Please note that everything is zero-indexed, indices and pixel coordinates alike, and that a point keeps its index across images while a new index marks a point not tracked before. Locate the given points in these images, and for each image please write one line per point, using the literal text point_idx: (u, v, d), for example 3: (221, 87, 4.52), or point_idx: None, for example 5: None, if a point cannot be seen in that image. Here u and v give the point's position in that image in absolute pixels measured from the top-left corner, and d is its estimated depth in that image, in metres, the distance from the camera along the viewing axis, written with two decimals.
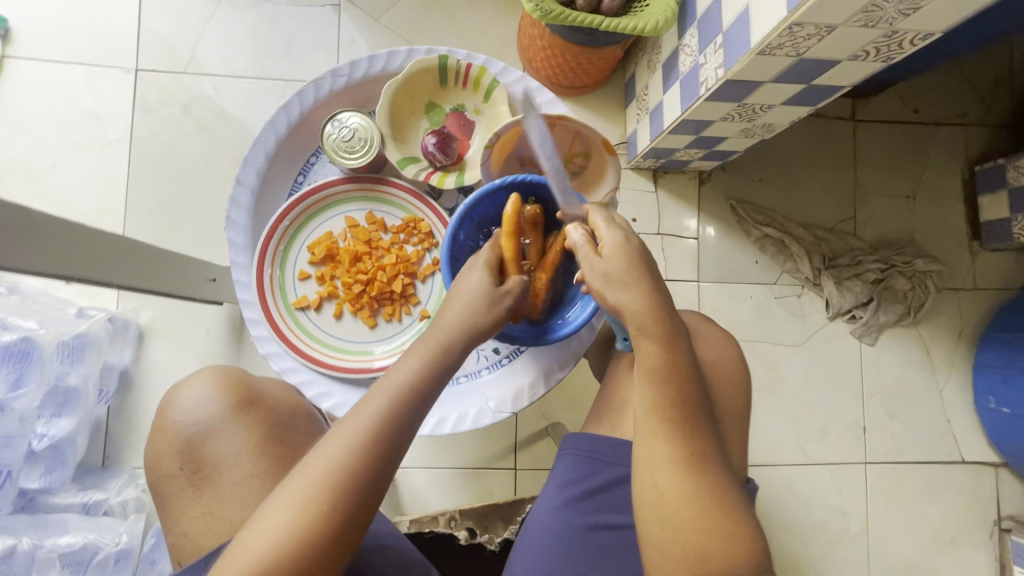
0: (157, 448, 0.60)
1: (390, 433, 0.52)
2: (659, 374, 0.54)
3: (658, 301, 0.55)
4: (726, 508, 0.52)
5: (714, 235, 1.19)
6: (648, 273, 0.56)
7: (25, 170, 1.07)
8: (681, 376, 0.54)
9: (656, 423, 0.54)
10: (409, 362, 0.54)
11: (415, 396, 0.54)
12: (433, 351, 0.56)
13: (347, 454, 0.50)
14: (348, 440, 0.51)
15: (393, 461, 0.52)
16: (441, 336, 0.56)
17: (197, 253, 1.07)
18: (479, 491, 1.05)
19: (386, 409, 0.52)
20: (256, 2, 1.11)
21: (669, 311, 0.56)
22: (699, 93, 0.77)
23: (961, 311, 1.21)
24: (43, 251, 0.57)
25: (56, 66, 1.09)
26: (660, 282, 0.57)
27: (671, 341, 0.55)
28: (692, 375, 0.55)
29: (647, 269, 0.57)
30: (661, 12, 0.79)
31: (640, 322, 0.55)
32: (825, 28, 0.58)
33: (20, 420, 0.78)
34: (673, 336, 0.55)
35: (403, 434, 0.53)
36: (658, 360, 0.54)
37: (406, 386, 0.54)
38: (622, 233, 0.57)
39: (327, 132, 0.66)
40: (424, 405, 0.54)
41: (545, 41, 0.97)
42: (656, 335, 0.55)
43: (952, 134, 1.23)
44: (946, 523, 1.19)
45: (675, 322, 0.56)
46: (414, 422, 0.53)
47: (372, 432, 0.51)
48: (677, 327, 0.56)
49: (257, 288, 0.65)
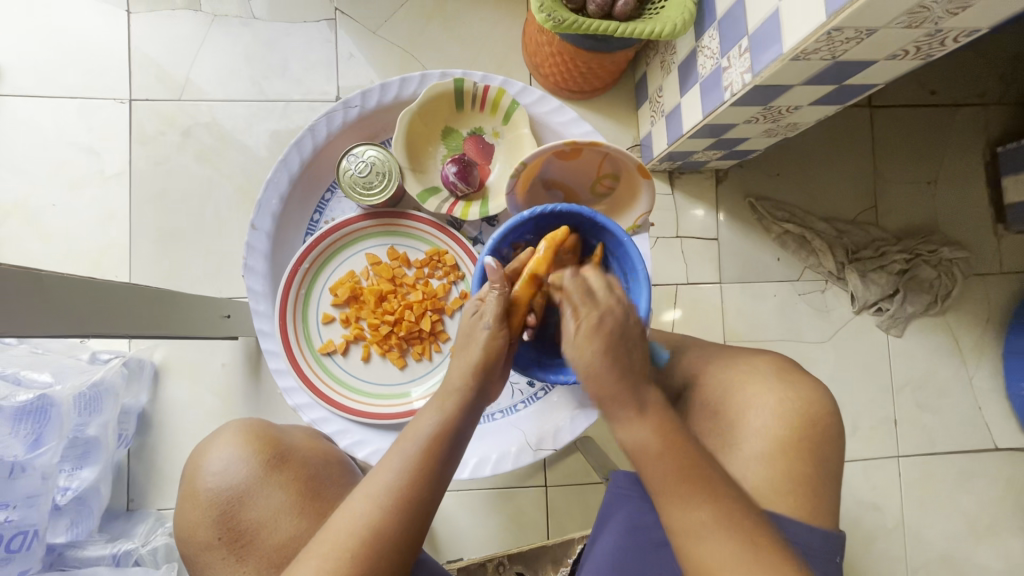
0: (188, 522, 0.57)
1: (416, 487, 0.50)
2: (639, 453, 0.53)
3: (617, 383, 0.53)
4: (774, 551, 0.50)
5: (733, 234, 1.16)
6: (624, 356, 0.54)
7: (24, 212, 1.04)
8: (670, 447, 0.52)
9: (658, 481, 0.52)
10: (431, 414, 0.53)
11: (439, 451, 0.52)
12: (456, 399, 0.54)
13: (374, 511, 0.48)
14: (373, 497, 0.49)
15: (422, 518, 0.50)
16: (461, 384, 0.54)
17: (207, 285, 1.04)
18: (510, 512, 1.03)
19: (412, 462, 0.51)
20: (249, 22, 1.07)
21: (634, 387, 0.53)
22: (722, 98, 0.74)
23: (988, 296, 1.19)
24: (60, 315, 0.54)
25: (47, 102, 1.05)
26: (631, 356, 0.55)
27: (645, 419, 0.53)
28: (684, 442, 0.52)
29: (620, 347, 0.55)
30: (678, 14, 0.74)
31: (606, 403, 0.54)
32: (865, 31, 0.55)
33: (44, 477, 0.75)
34: (642, 414, 0.53)
35: (432, 488, 0.51)
36: (637, 437, 0.52)
37: (429, 438, 0.52)
38: (598, 316, 0.55)
39: (344, 167, 0.64)
40: (450, 457, 0.53)
41: (554, 47, 0.93)
42: (624, 414, 0.53)
43: (972, 115, 1.19)
44: (982, 511, 1.17)
45: (647, 398, 0.53)
46: (441, 477, 0.51)
47: (398, 487, 0.49)
48: (644, 402, 0.53)
49: (282, 341, 0.64)
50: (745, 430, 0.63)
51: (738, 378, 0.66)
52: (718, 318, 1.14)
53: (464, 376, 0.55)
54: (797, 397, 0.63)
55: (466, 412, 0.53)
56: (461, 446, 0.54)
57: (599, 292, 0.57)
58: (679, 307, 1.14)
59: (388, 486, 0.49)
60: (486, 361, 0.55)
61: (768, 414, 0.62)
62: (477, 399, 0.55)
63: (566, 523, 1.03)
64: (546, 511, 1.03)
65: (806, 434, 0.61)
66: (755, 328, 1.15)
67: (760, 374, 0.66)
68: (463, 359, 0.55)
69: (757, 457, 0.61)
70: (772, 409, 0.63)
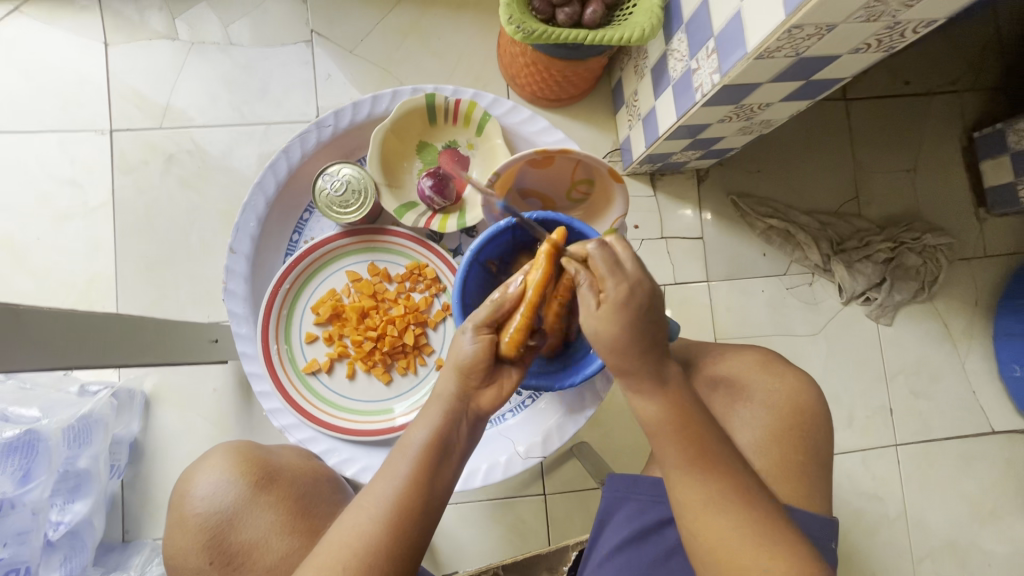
0: (178, 548, 0.56)
1: (411, 499, 0.50)
2: (653, 429, 0.52)
3: (639, 360, 0.51)
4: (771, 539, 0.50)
5: (718, 232, 1.16)
6: (648, 333, 0.51)
7: (9, 247, 1.04)
8: (685, 423, 0.51)
9: (662, 448, 0.52)
10: (420, 426, 0.52)
11: (433, 461, 0.51)
12: (442, 407, 0.53)
13: (369, 525, 0.48)
14: (372, 512, 0.49)
15: (422, 527, 0.50)
16: (450, 391, 0.54)
17: (195, 311, 1.04)
18: (510, 522, 1.02)
19: (405, 477, 0.50)
20: (227, 48, 1.08)
21: (654, 361, 0.51)
22: (694, 99, 0.75)
23: (975, 280, 1.19)
24: (43, 349, 0.54)
25: (29, 137, 1.06)
26: (653, 331, 0.51)
27: (664, 392, 0.51)
28: (697, 416, 0.52)
29: (645, 326, 0.50)
30: (646, 19, 0.76)
31: (627, 372, 0.51)
32: (825, 27, 0.56)
33: (34, 513, 0.74)
34: (661, 390, 0.51)
35: (429, 500, 0.50)
36: (654, 410, 0.51)
37: (421, 451, 0.51)
38: (626, 290, 0.50)
39: (319, 187, 0.65)
40: (443, 467, 0.52)
41: (528, 58, 0.95)
42: (651, 393, 0.51)
43: (946, 102, 1.21)
44: (984, 496, 1.16)
45: (666, 372, 0.52)
46: (437, 487, 0.51)
47: (394, 501, 0.49)
48: (666, 376, 0.51)
49: (265, 361, 0.64)
50: (735, 422, 0.63)
51: (725, 373, 0.66)
52: (707, 316, 1.15)
53: (451, 381, 0.54)
54: (784, 387, 0.64)
55: (454, 418, 0.53)
56: (455, 456, 0.53)
57: (626, 262, 0.51)
58: (668, 307, 1.14)
59: (385, 501, 0.49)
60: (476, 365, 0.53)
61: (758, 406, 0.63)
62: (465, 407, 0.54)
63: (566, 531, 1.03)
64: (546, 520, 1.03)
65: (796, 423, 0.62)
66: (745, 324, 1.15)
67: (748, 367, 0.67)
68: (446, 368, 0.54)
69: (748, 447, 0.61)
70: (761, 399, 0.63)
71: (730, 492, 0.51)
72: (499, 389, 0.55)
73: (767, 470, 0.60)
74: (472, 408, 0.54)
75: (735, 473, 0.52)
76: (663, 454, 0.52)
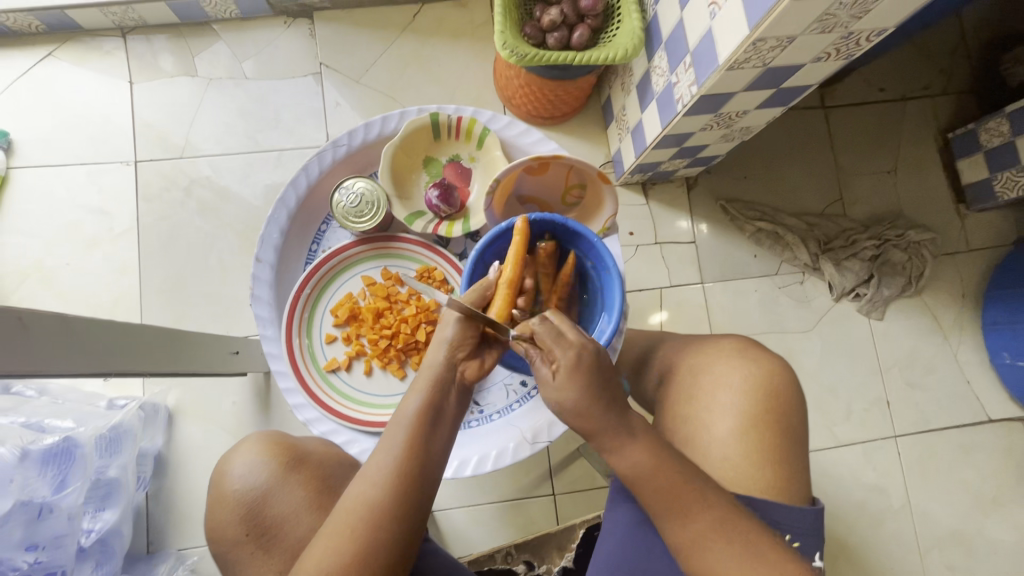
0: (217, 521, 0.60)
1: (410, 465, 0.54)
2: (636, 477, 0.55)
3: (603, 418, 0.55)
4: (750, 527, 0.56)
5: (709, 236, 1.22)
6: (604, 391, 0.55)
7: (40, 273, 1.10)
8: (661, 469, 0.55)
9: (645, 492, 0.56)
10: (411, 394, 0.57)
11: (425, 426, 0.56)
12: (430, 376, 0.58)
13: (374, 491, 0.53)
14: (373, 477, 0.53)
15: (422, 487, 0.54)
16: (438, 363, 0.59)
17: (214, 328, 1.09)
18: (522, 524, 1.05)
19: (403, 445, 0.55)
20: (242, 81, 1.17)
21: (618, 414, 0.55)
22: (676, 110, 0.81)
23: (960, 273, 1.24)
24: (92, 353, 0.59)
25: (59, 169, 1.13)
26: (610, 386, 0.56)
27: (633, 441, 0.55)
28: (671, 461, 0.55)
29: (602, 389, 0.55)
30: (629, 40, 0.83)
31: (597, 437, 0.55)
32: (786, 39, 0.62)
33: (70, 518, 0.78)
34: (631, 438, 0.55)
35: (429, 461, 0.55)
36: (632, 463, 0.55)
37: (415, 416, 0.56)
38: (574, 355, 0.55)
39: (336, 200, 0.71)
40: (436, 431, 0.56)
41: (522, 80, 1.02)
42: (625, 445, 0.55)
43: (920, 106, 1.28)
44: (985, 484, 1.19)
45: (631, 421, 0.56)
46: (434, 449, 0.56)
47: (394, 468, 0.54)
48: (632, 427, 0.55)
49: (289, 360, 0.69)
50: (714, 405, 0.67)
51: (713, 360, 0.70)
52: (703, 316, 1.19)
53: (440, 353, 0.60)
54: (758, 370, 0.67)
55: (443, 384, 0.58)
56: (446, 422, 0.58)
57: (569, 331, 0.57)
58: (665, 309, 1.19)
59: (383, 467, 0.54)
60: (463, 338, 0.60)
61: (736, 389, 0.66)
62: (452, 377, 0.59)
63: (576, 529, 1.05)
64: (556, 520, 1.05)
65: (771, 405, 0.65)
66: (741, 323, 1.20)
67: (725, 354, 0.70)
68: (436, 345, 0.60)
69: (737, 425, 0.65)
70: (747, 385, 0.66)
71: (719, 525, 0.55)
72: (481, 364, 0.61)
73: (744, 447, 0.63)
74: (459, 377, 0.60)
75: (717, 510, 0.55)
76: (649, 500, 0.56)
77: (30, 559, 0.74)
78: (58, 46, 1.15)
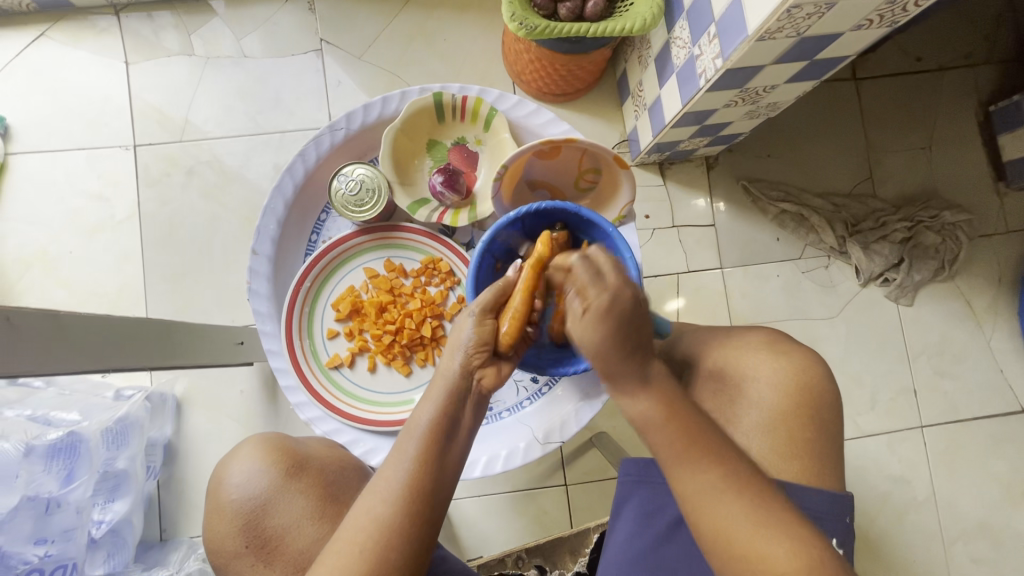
0: (216, 533, 0.59)
1: (422, 481, 0.51)
2: (644, 427, 0.52)
3: (624, 364, 0.51)
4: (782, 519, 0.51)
5: (729, 217, 1.16)
6: (630, 340, 0.51)
7: (44, 261, 1.09)
8: (674, 417, 0.52)
9: (656, 440, 0.52)
10: (426, 405, 0.54)
11: (440, 438, 0.53)
12: (446, 386, 0.55)
13: (383, 507, 0.50)
14: (383, 494, 0.51)
15: (435, 505, 0.52)
16: (453, 370, 0.55)
17: (220, 316, 1.07)
18: (533, 514, 1.03)
19: (415, 458, 0.52)
20: (240, 61, 1.12)
21: (639, 362, 0.52)
22: (698, 86, 0.75)
23: (997, 256, 1.17)
24: (88, 351, 0.57)
25: (58, 155, 1.11)
26: (638, 336, 0.52)
27: (648, 392, 0.52)
28: (687, 412, 0.52)
29: (628, 336, 0.51)
30: (647, 9, 0.76)
31: (613, 380, 0.52)
32: (824, 5, 0.56)
33: (78, 511, 0.78)
34: (645, 387, 0.52)
35: (443, 477, 0.53)
36: (642, 414, 0.52)
37: (428, 429, 0.53)
38: (609, 298, 0.50)
39: (334, 188, 0.68)
40: (451, 444, 0.54)
41: (533, 54, 0.96)
42: (640, 391, 0.52)
43: (960, 76, 1.19)
44: (1015, 475, 1.14)
45: (650, 373, 0.52)
46: (450, 464, 0.53)
47: (406, 484, 0.51)
48: (649, 376, 0.52)
49: (290, 357, 0.68)
50: (743, 401, 0.62)
51: (736, 355, 0.66)
52: (722, 302, 1.14)
53: (455, 359, 0.56)
54: (786, 366, 0.63)
55: (458, 397, 0.55)
56: (461, 433, 0.55)
57: (608, 271, 0.53)
58: (682, 295, 1.14)
59: (394, 483, 0.51)
60: (482, 343, 0.56)
61: (765, 386, 0.62)
62: (468, 386, 0.55)
63: (588, 520, 1.03)
64: (568, 510, 1.03)
65: (800, 401, 0.61)
66: (761, 310, 1.15)
67: (752, 348, 0.66)
68: (453, 350, 0.56)
69: (760, 423, 0.61)
70: (772, 382, 0.62)
71: (728, 480, 0.51)
72: (498, 369, 0.58)
73: (773, 446, 0.60)
74: (475, 387, 0.56)
75: (721, 450, 0.52)
76: (659, 451, 0.52)
77: (41, 553, 0.73)
78: (52, 26, 1.11)
